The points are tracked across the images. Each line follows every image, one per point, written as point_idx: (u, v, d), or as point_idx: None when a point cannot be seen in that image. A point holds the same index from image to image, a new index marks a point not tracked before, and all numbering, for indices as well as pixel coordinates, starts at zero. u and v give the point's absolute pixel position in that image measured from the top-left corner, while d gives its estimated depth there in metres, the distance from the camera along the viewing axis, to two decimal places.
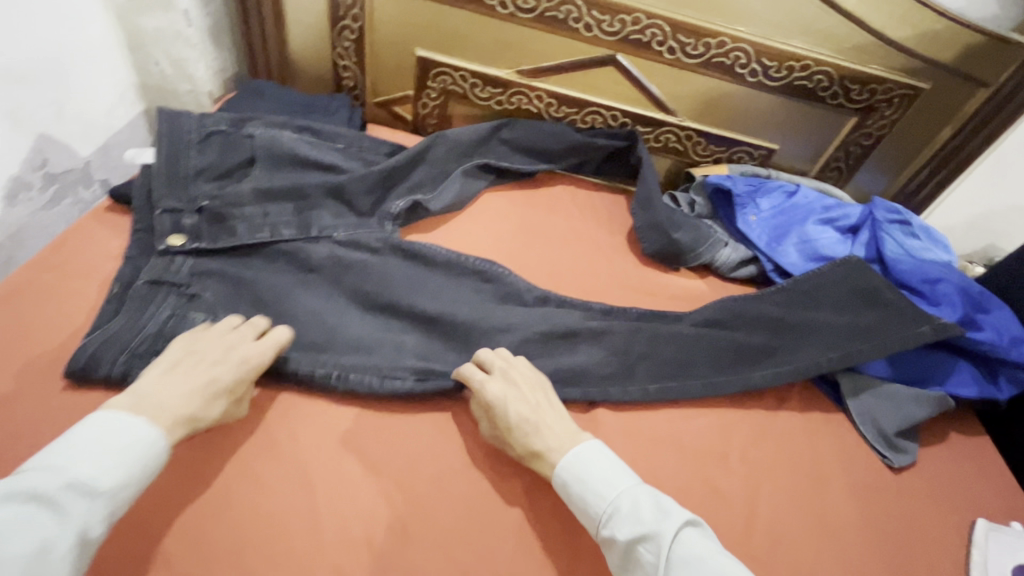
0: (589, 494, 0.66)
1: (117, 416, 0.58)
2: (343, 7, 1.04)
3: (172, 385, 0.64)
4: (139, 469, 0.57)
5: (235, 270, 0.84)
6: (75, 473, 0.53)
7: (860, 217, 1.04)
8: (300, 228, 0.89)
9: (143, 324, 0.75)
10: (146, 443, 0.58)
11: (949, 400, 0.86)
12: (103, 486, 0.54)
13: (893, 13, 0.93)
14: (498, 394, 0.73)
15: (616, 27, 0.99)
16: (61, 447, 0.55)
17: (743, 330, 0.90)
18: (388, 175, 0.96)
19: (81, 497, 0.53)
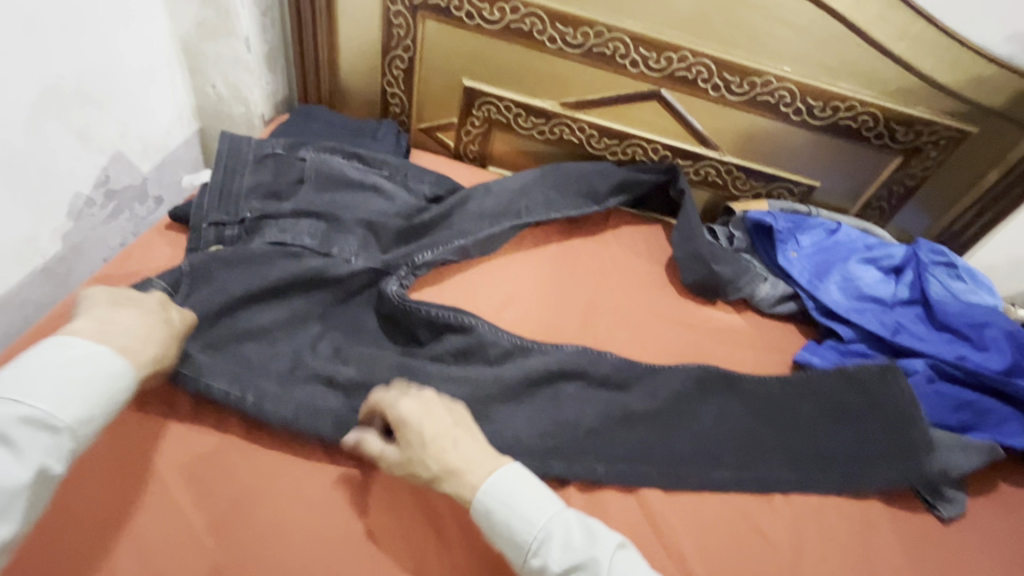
0: (517, 522, 0.63)
1: (80, 348, 0.60)
2: (396, 38, 1.08)
3: (129, 318, 0.66)
4: (101, 404, 0.59)
5: (217, 265, 0.80)
6: (34, 411, 0.55)
7: (904, 257, 1.03)
8: (321, 246, 0.88)
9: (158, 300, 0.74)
10: (110, 383, 0.60)
11: (999, 449, 0.84)
12: (64, 421, 0.56)
13: (942, 58, 0.93)
14: (410, 410, 0.68)
15: (661, 63, 1.01)
16: (17, 379, 0.56)
17: (781, 416, 0.86)
18: (419, 227, 0.95)
19: (40, 434, 0.55)
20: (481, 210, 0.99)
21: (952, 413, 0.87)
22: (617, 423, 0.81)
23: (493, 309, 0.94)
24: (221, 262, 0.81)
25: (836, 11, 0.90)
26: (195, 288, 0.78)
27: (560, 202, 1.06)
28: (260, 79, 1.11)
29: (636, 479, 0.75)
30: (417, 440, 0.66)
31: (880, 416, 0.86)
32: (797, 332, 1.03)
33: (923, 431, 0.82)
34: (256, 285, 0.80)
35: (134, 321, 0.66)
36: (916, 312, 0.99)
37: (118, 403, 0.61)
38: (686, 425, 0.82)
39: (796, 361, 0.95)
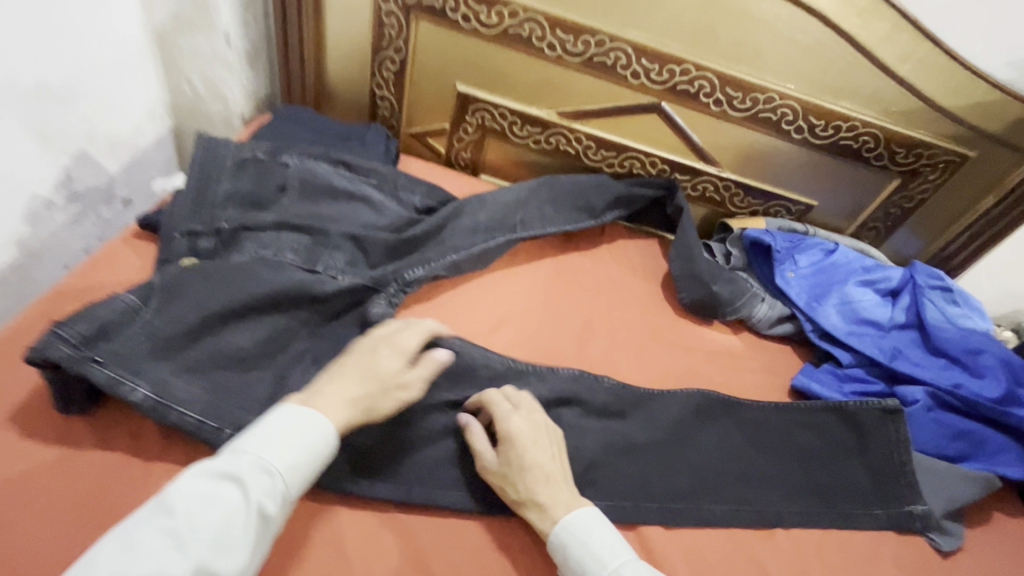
0: (589, 559, 0.64)
1: (292, 410, 0.60)
2: (387, 39, 1.03)
3: (344, 383, 0.65)
4: (310, 459, 0.58)
5: (193, 277, 0.72)
6: (260, 457, 0.56)
7: (901, 280, 1.02)
8: (306, 261, 0.82)
9: (137, 326, 0.67)
10: (312, 433, 0.59)
11: (995, 479, 0.83)
12: (278, 468, 0.56)
13: (945, 82, 0.92)
14: (519, 428, 0.71)
15: (664, 76, 0.98)
16: (250, 432, 0.58)
17: (777, 446, 0.84)
18: (413, 241, 0.90)
19: (262, 479, 0.55)
20: (477, 219, 0.95)
21: (949, 442, 0.86)
22: (616, 455, 0.78)
23: (488, 326, 0.90)
24: (197, 275, 0.73)
25: (844, 30, 0.88)
26: (168, 301, 0.70)
27: (554, 216, 1.02)
28: (241, 76, 1.05)
29: (631, 509, 0.73)
30: (516, 462, 0.69)
31: (877, 450, 0.85)
32: (793, 354, 1.02)
33: (913, 471, 0.82)
34: (237, 302, 0.72)
35: (349, 387, 0.64)
36: (911, 336, 0.98)
37: (325, 456, 0.60)
38: (683, 456, 0.80)
39: (794, 387, 0.93)
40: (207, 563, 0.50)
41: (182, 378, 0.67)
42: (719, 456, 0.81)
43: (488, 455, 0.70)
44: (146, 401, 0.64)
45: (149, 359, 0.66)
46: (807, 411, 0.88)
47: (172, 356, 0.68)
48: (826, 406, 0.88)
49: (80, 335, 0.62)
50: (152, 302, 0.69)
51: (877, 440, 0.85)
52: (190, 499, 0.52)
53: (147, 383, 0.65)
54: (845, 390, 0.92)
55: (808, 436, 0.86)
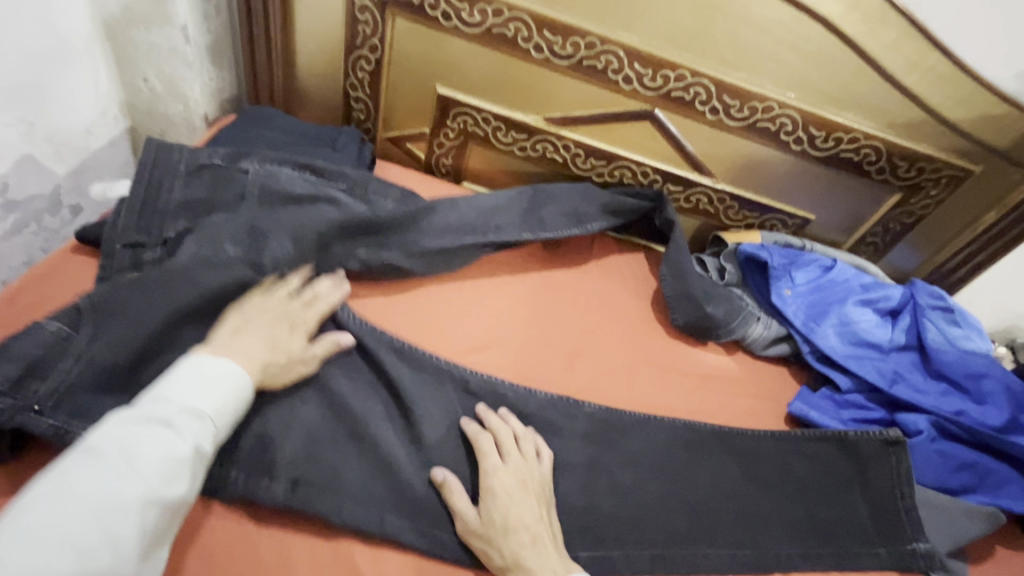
0: None
1: (205, 359, 0.60)
2: (361, 36, 0.95)
3: (247, 343, 0.65)
4: (234, 401, 0.60)
5: (131, 292, 0.65)
6: (184, 401, 0.56)
7: (901, 299, 0.98)
8: (245, 248, 0.74)
9: (70, 353, 0.60)
10: (236, 378, 0.60)
11: (999, 515, 0.79)
12: (208, 410, 0.57)
13: (952, 94, 0.87)
14: (505, 487, 0.66)
15: (657, 82, 0.92)
16: (168, 382, 0.58)
17: (773, 479, 0.79)
18: (365, 225, 0.82)
19: (192, 419, 0.55)
20: (449, 222, 0.89)
21: (953, 474, 0.81)
22: (603, 496, 0.73)
23: (470, 347, 0.83)
24: (133, 288, 0.65)
25: (849, 38, 0.83)
26: (103, 327, 0.62)
27: (542, 228, 0.95)
28: (203, 74, 0.96)
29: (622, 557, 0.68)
30: (499, 523, 0.64)
31: (880, 482, 0.81)
32: (788, 375, 0.97)
33: (916, 507, 0.78)
34: (179, 314, 0.66)
35: (258, 348, 0.65)
36: (911, 359, 0.94)
37: (246, 401, 0.62)
38: (675, 494, 0.75)
39: (790, 412, 0.89)
40: (157, 494, 0.50)
41: None
42: (714, 494, 0.76)
43: (468, 513, 0.65)
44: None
45: (91, 397, 0.59)
46: (805, 437, 0.83)
47: (116, 390, 0.61)
48: (825, 433, 0.83)
49: (7, 378, 0.56)
50: (83, 330, 0.61)
51: (878, 471, 0.81)
52: (120, 440, 0.51)
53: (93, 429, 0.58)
54: (842, 416, 0.88)
55: (805, 468, 0.81)
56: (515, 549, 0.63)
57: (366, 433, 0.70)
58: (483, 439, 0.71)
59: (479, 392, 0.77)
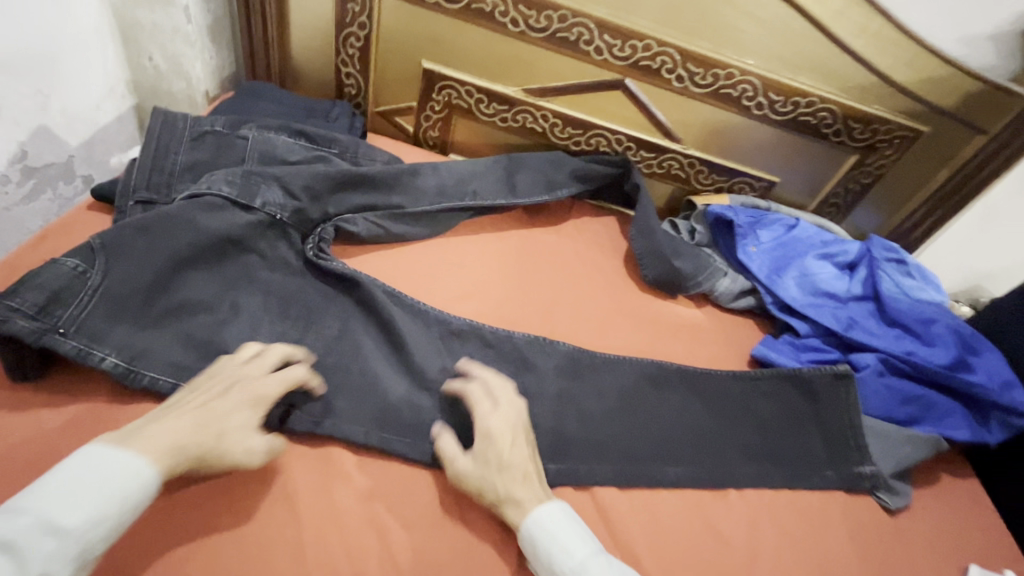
0: (556, 551, 0.63)
1: (98, 451, 0.53)
2: (350, 14, 1.02)
3: (174, 419, 0.59)
4: (114, 507, 0.51)
5: (133, 233, 0.71)
6: (47, 513, 0.48)
7: (858, 254, 1.05)
8: (241, 193, 0.80)
9: (90, 281, 0.66)
10: (119, 481, 0.52)
11: (942, 442, 0.86)
12: (71, 528, 0.49)
13: (898, 57, 0.94)
14: (498, 429, 0.70)
15: (626, 52, 0.99)
16: (39, 487, 0.50)
17: (733, 413, 0.86)
18: (344, 178, 0.89)
19: (45, 541, 0.47)
20: (431, 186, 0.97)
21: (899, 406, 0.89)
22: (572, 423, 0.79)
23: (453, 295, 0.91)
24: (140, 231, 0.71)
25: (801, 6, 0.90)
26: (116, 263, 0.68)
27: (514, 194, 1.03)
28: (203, 53, 1.03)
29: (591, 472, 0.75)
30: (494, 462, 0.68)
31: (832, 415, 0.87)
32: (755, 325, 1.04)
33: (863, 435, 0.85)
34: (184, 251, 0.73)
35: (185, 434, 0.58)
36: (868, 308, 1.01)
37: (137, 503, 0.53)
38: (641, 424, 0.82)
39: (754, 356, 0.95)
40: None
41: (143, 337, 0.68)
42: (677, 422, 0.83)
43: (461, 460, 0.68)
44: (116, 367, 0.65)
45: (108, 323, 0.66)
46: (763, 375, 0.90)
47: (133, 317, 0.68)
48: (784, 369, 0.90)
49: (35, 304, 0.62)
50: (96, 264, 0.67)
51: (833, 407, 0.87)
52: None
53: (116, 352, 0.65)
54: (801, 357, 0.94)
55: (763, 405, 0.88)
56: (501, 464, 0.67)
57: (358, 367, 0.77)
58: (472, 391, 0.74)
59: (461, 334, 0.84)
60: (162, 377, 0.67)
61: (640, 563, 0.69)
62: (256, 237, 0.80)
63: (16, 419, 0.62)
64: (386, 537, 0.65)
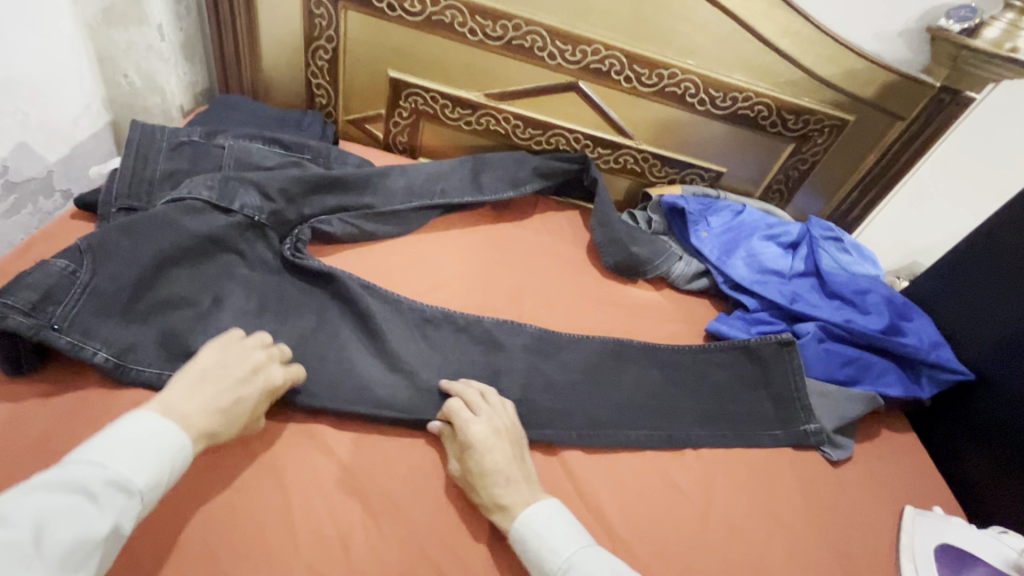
0: (545, 550, 0.64)
1: (153, 416, 0.58)
2: (318, 28, 1.08)
3: (200, 398, 0.63)
4: (172, 470, 0.56)
5: (119, 235, 0.75)
6: (118, 469, 0.53)
7: (799, 234, 1.14)
8: (220, 197, 0.85)
9: (80, 280, 0.70)
10: (175, 447, 0.57)
11: (877, 398, 0.94)
12: (140, 484, 0.53)
13: (820, 54, 1.04)
14: (480, 434, 0.72)
15: (577, 56, 1.07)
16: (101, 443, 0.54)
17: (690, 382, 0.94)
18: (319, 182, 0.95)
19: (118, 494, 0.52)
20: (398, 188, 1.03)
21: (840, 368, 0.97)
22: (540, 395, 0.86)
23: (426, 286, 0.96)
24: (125, 233, 0.76)
25: (730, 10, 1.00)
26: (103, 263, 0.72)
27: (481, 192, 1.10)
28: (176, 68, 1.09)
29: (559, 438, 0.81)
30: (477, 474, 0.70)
31: (780, 380, 0.95)
32: (709, 305, 1.12)
33: (807, 397, 0.93)
34: (170, 251, 0.77)
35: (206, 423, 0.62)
36: (810, 283, 1.09)
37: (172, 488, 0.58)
38: (605, 393, 0.89)
39: (707, 331, 1.03)
40: None
41: (131, 332, 0.72)
42: (638, 391, 0.90)
43: (454, 461, 0.73)
44: (106, 361, 0.69)
45: (97, 319, 0.70)
46: (717, 349, 0.98)
47: (120, 313, 0.72)
48: (736, 342, 0.98)
49: (28, 302, 0.66)
50: (84, 264, 0.71)
51: (781, 373, 0.95)
52: (33, 513, 0.47)
53: (106, 346, 0.70)
54: (752, 330, 1.02)
55: (718, 374, 0.96)
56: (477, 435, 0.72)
57: (337, 353, 0.82)
58: (453, 402, 0.76)
59: (434, 321, 0.90)
60: (151, 367, 0.71)
61: (605, 516, 0.75)
62: (236, 237, 0.85)
63: (11, 412, 0.65)
64: (369, 505, 0.70)
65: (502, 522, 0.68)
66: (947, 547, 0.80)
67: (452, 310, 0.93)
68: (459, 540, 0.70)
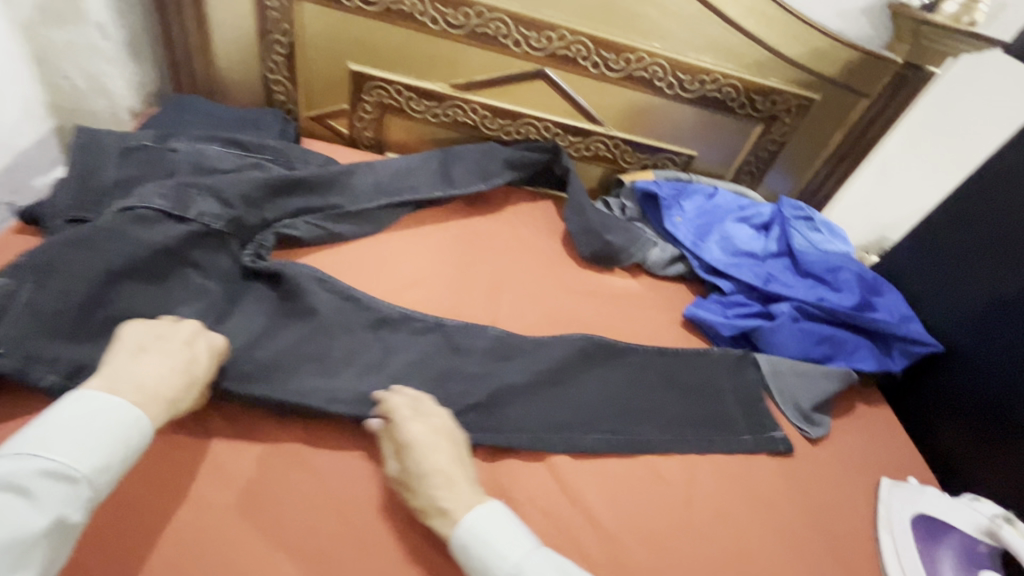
0: (490, 556, 0.60)
1: (94, 396, 0.54)
2: (272, 21, 1.04)
3: (148, 366, 0.60)
4: (120, 451, 0.53)
5: (65, 249, 0.71)
6: (52, 458, 0.49)
7: (771, 215, 1.16)
8: (175, 205, 0.81)
9: (22, 300, 0.66)
10: (122, 426, 0.54)
11: (852, 374, 0.97)
12: (82, 470, 0.50)
13: (784, 33, 1.04)
14: (419, 434, 0.68)
15: (543, 43, 1.05)
16: (37, 430, 0.51)
17: (668, 370, 0.94)
18: (282, 183, 0.93)
19: (57, 484, 0.48)
20: (369, 186, 1.02)
21: (815, 346, 0.99)
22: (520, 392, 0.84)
23: (400, 285, 0.94)
24: (71, 246, 0.71)
25: None
26: (47, 280, 0.68)
27: (451, 185, 1.09)
28: (123, 67, 1.03)
29: (540, 434, 0.80)
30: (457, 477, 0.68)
31: (750, 366, 0.97)
32: (685, 290, 1.11)
33: (783, 377, 0.96)
34: (122, 264, 0.74)
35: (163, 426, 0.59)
36: (783, 263, 1.11)
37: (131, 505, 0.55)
38: (585, 386, 0.88)
39: (685, 316, 1.04)
40: None
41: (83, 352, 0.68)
42: (618, 382, 0.90)
43: (391, 464, 0.67)
44: (56, 384, 0.65)
45: (44, 340, 0.66)
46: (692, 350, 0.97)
47: (70, 332, 0.68)
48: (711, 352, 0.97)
49: None
50: (26, 282, 0.67)
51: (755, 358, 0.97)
52: None
53: (54, 369, 0.66)
54: (728, 313, 1.03)
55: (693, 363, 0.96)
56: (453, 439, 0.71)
57: None
58: (387, 400, 0.72)
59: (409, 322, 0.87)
60: None
61: (591, 510, 0.74)
62: (192, 246, 0.82)
63: None
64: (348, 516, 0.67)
65: (441, 527, 0.63)
66: (923, 516, 0.81)
67: (428, 309, 0.91)
68: (430, 542, 0.66)
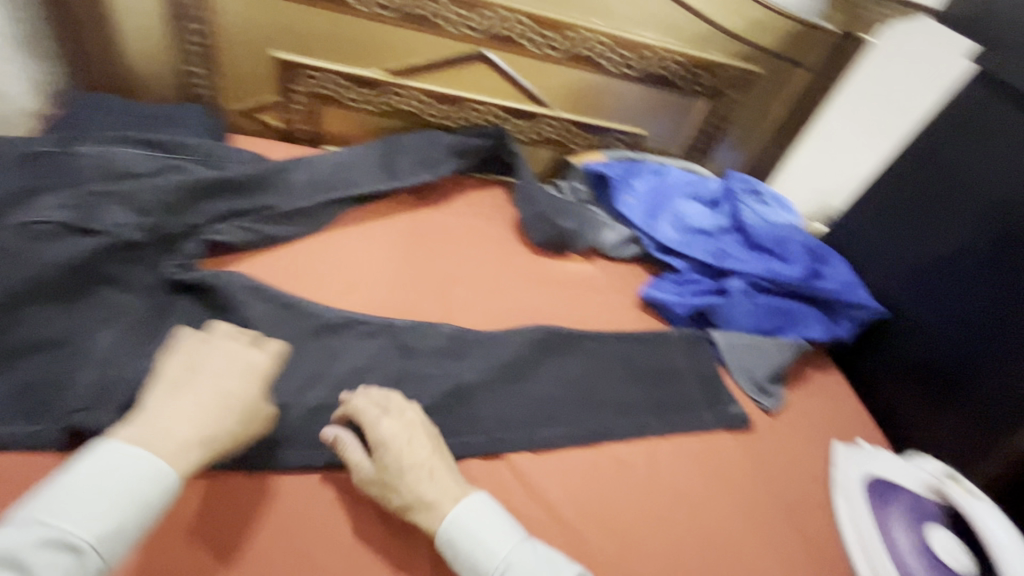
0: (479, 549, 0.59)
1: (116, 447, 0.49)
2: (185, 7, 0.96)
3: (168, 407, 0.54)
4: (135, 511, 0.48)
5: None
6: (59, 527, 0.44)
7: (721, 190, 1.15)
8: (79, 216, 0.74)
9: None
10: (141, 484, 0.48)
11: (804, 342, 1.00)
12: (87, 539, 0.45)
13: (722, 4, 1.03)
14: (390, 432, 0.65)
15: (479, 23, 1.00)
16: (48, 492, 0.46)
17: (626, 352, 0.94)
18: (205, 185, 0.85)
19: (61, 556, 0.43)
20: (304, 182, 0.96)
21: (767, 319, 1.00)
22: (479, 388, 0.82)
23: (345, 286, 0.89)
24: None
25: None
26: None
27: (394, 177, 1.04)
28: (14, 64, 0.93)
29: (501, 432, 0.78)
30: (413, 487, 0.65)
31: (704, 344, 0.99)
32: (641, 269, 1.12)
33: (738, 351, 0.97)
34: (20, 285, 0.67)
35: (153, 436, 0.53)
36: (735, 237, 1.10)
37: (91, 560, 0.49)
38: (547, 376, 0.87)
39: (642, 297, 1.04)
40: None
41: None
42: (578, 369, 0.89)
43: (365, 466, 0.63)
44: None
45: None
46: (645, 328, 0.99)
47: None
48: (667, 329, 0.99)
49: None
50: None
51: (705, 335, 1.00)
52: None
53: None
54: (683, 292, 1.03)
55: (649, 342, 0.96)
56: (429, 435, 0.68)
57: None
58: (356, 401, 0.68)
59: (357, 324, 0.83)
60: (14, 424, 0.61)
61: (554, 504, 0.73)
62: (105, 261, 0.74)
63: None
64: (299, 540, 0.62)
65: (423, 523, 0.62)
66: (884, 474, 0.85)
67: (375, 309, 0.87)
68: (383, 551, 0.63)
